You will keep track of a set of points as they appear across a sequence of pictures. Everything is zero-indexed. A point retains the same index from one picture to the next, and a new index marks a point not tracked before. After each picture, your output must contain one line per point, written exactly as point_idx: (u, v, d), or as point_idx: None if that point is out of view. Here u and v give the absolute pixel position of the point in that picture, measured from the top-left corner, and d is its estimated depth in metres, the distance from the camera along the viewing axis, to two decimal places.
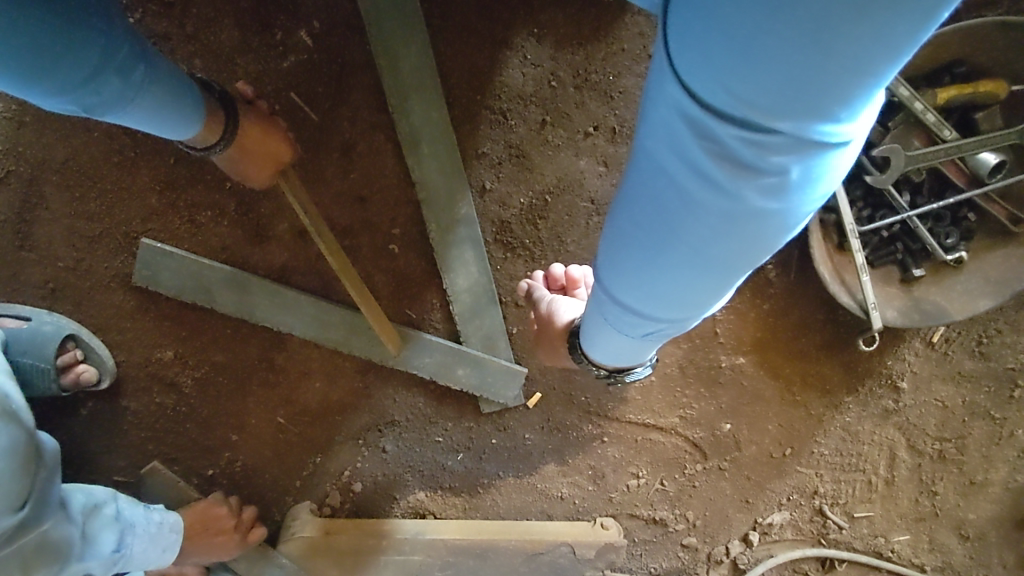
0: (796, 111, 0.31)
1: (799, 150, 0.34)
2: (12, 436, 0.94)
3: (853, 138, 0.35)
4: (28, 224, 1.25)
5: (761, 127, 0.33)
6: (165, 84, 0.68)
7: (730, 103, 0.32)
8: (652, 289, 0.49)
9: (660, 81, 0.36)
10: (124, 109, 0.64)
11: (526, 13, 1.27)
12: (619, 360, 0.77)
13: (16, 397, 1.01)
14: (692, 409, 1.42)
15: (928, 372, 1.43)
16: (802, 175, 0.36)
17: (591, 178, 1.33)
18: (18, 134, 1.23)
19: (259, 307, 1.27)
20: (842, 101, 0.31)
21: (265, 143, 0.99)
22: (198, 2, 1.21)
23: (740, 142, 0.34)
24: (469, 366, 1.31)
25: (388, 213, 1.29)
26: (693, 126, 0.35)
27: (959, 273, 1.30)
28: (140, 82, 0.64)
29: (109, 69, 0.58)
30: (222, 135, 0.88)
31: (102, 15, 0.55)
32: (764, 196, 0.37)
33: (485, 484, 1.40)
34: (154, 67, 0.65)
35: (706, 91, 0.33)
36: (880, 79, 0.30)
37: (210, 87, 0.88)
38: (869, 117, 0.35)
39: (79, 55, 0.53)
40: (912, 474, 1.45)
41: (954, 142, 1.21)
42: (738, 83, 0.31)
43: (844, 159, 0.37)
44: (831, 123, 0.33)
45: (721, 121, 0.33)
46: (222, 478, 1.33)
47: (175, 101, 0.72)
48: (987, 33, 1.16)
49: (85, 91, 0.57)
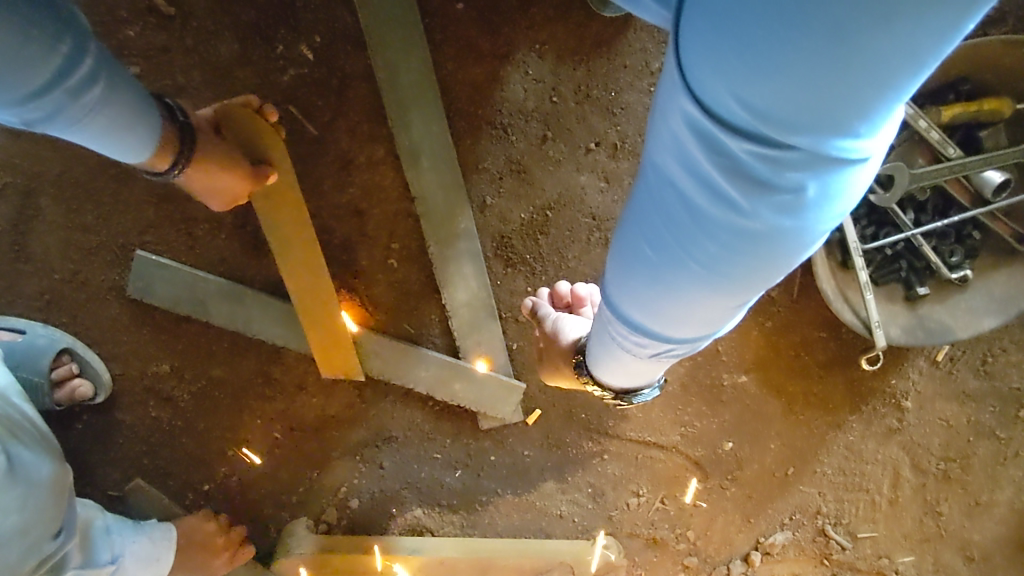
0: (812, 125, 0.31)
1: (815, 166, 0.33)
2: (26, 457, 0.96)
3: (870, 155, 0.35)
4: (24, 236, 1.23)
5: (776, 142, 0.32)
6: (125, 102, 0.66)
7: (742, 115, 0.32)
8: (659, 305, 0.48)
9: (671, 96, 0.35)
10: (68, 129, 0.61)
11: (527, 27, 1.26)
12: (628, 380, 0.76)
13: (28, 411, 1.03)
14: (694, 427, 1.40)
15: (933, 391, 1.41)
16: (817, 193, 0.35)
17: (592, 194, 1.32)
18: (14, 146, 1.21)
19: (255, 319, 1.27)
20: (861, 116, 0.30)
21: (230, 171, 0.98)
22: (198, 15, 1.21)
23: (753, 158, 0.33)
24: (467, 380, 1.30)
25: (387, 227, 1.28)
26: (703, 141, 0.34)
27: (963, 292, 1.28)
28: (93, 103, 0.60)
29: (60, 88, 0.55)
30: (178, 159, 0.84)
31: (68, 34, 0.53)
32: (780, 214, 0.36)
33: (483, 501, 1.38)
34: (115, 84, 0.62)
35: (720, 104, 0.32)
36: (902, 92, 0.30)
37: (175, 114, 0.83)
38: (886, 133, 0.34)
39: (28, 71, 0.50)
40: (916, 494, 1.43)
41: (958, 159, 1.19)
42: (752, 97, 0.30)
43: (860, 176, 0.36)
44: (848, 138, 0.32)
45: (732, 134, 0.32)
46: (217, 492, 1.32)
47: (133, 126, 0.69)
48: (994, 50, 1.15)
49: (24, 106, 0.54)
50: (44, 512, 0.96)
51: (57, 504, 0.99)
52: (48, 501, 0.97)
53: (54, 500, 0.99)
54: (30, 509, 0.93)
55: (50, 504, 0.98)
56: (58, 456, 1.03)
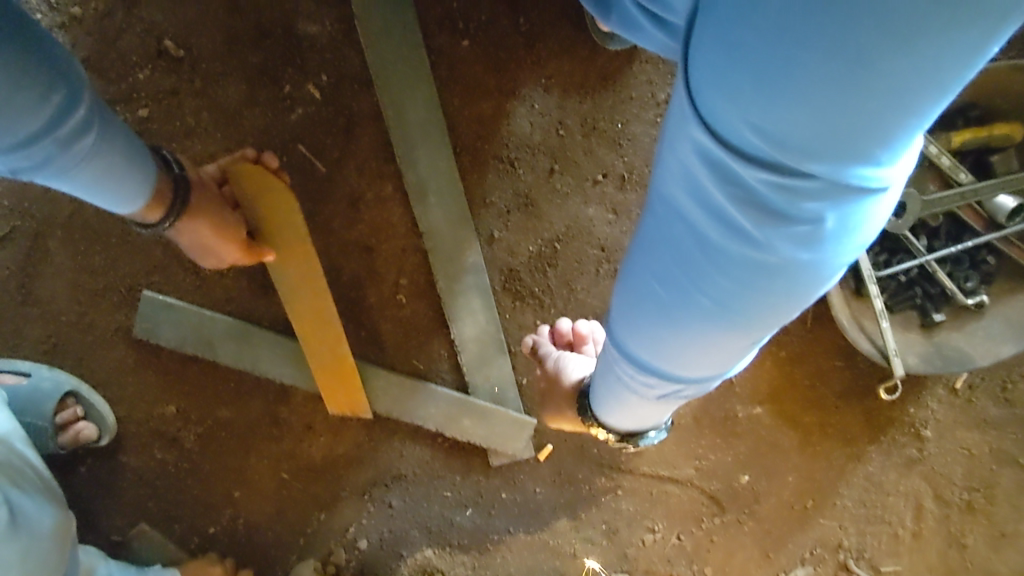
0: (830, 154, 0.29)
1: (833, 196, 0.32)
2: (27, 507, 0.94)
3: (890, 185, 0.33)
4: (32, 278, 1.23)
5: (793, 171, 0.31)
6: (116, 150, 0.65)
7: (757, 144, 0.30)
8: (670, 342, 0.47)
9: (681, 126, 0.35)
10: (60, 176, 0.61)
11: (532, 63, 1.27)
12: (636, 422, 0.74)
13: (33, 456, 1.02)
14: (709, 460, 1.37)
15: (952, 419, 1.38)
16: (836, 224, 0.34)
17: (600, 226, 1.32)
18: (24, 189, 1.22)
19: (262, 358, 1.26)
20: (882, 143, 0.29)
21: (225, 234, 0.97)
22: (207, 58, 1.22)
23: (769, 188, 0.32)
24: (477, 417, 1.28)
25: (395, 263, 1.27)
26: (716, 171, 0.33)
27: (979, 318, 1.25)
28: (85, 151, 0.60)
29: (50, 136, 0.54)
30: (167, 213, 0.84)
31: (60, 82, 0.53)
32: (798, 247, 0.35)
33: (494, 540, 1.34)
34: (106, 133, 0.62)
35: (733, 133, 0.31)
36: (924, 117, 0.28)
37: (171, 167, 0.86)
38: (907, 161, 0.33)
39: (20, 121, 0.50)
40: (940, 526, 1.39)
41: (969, 185, 1.18)
42: (767, 124, 0.29)
43: (880, 207, 0.35)
44: (869, 166, 0.31)
45: (747, 163, 0.31)
46: (222, 536, 1.29)
47: (126, 171, 0.69)
48: (1001, 77, 1.15)
49: (15, 155, 0.53)
50: (47, 563, 0.94)
51: (60, 552, 0.97)
52: (52, 551, 0.95)
53: (57, 550, 0.96)
54: (32, 561, 0.91)
55: (53, 555, 0.95)
56: (61, 503, 1.02)
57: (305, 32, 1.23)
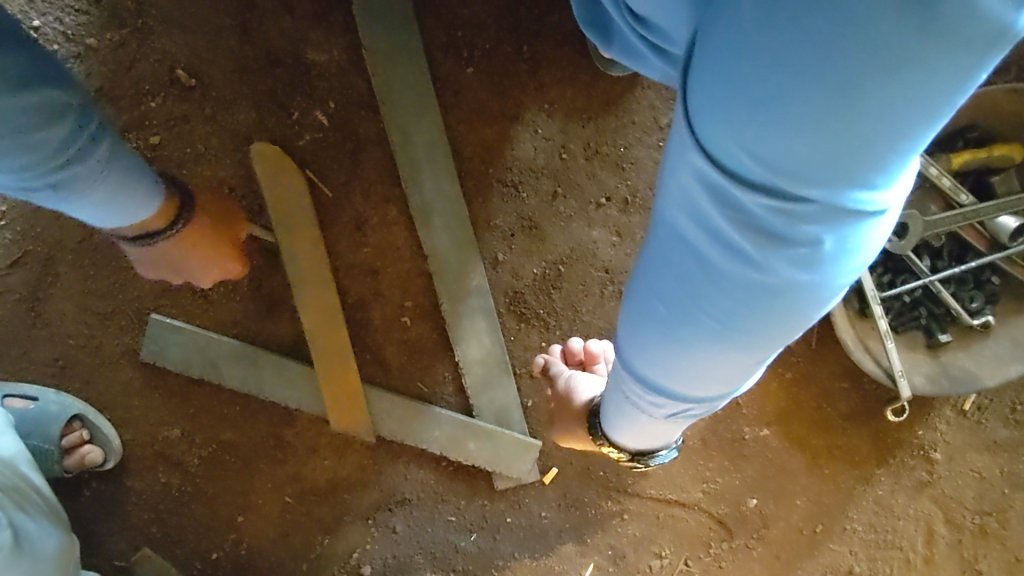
0: (827, 178, 0.30)
1: (831, 219, 0.32)
2: (31, 530, 0.94)
3: (887, 207, 0.34)
4: (41, 301, 1.24)
5: (791, 196, 0.31)
6: (123, 161, 0.67)
7: (755, 170, 0.31)
8: (674, 362, 0.47)
9: (680, 152, 0.35)
10: (84, 193, 0.64)
11: (536, 88, 1.29)
12: (644, 441, 0.74)
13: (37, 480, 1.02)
14: (716, 483, 1.36)
15: (962, 441, 1.36)
16: (834, 246, 0.35)
17: (604, 248, 1.32)
18: (37, 214, 1.23)
19: (267, 381, 1.26)
20: (877, 168, 0.30)
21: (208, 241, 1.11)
22: (217, 86, 1.25)
23: (768, 212, 0.32)
24: (481, 440, 1.28)
25: (400, 285, 1.28)
26: (714, 196, 0.33)
27: (986, 337, 1.25)
28: (101, 164, 0.63)
29: (71, 151, 0.57)
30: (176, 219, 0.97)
31: (70, 95, 0.56)
32: (797, 268, 0.36)
33: (500, 566, 1.32)
34: (116, 145, 0.65)
35: (731, 159, 0.31)
36: (918, 142, 0.29)
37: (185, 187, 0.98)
38: (903, 184, 0.34)
39: (46, 136, 0.53)
40: (953, 551, 1.37)
41: (970, 206, 1.19)
42: (765, 151, 0.30)
43: (877, 228, 0.36)
44: (865, 189, 0.31)
45: (746, 189, 0.32)
46: (225, 560, 1.28)
47: (130, 186, 0.70)
48: (999, 99, 1.17)
49: (46, 173, 0.56)
50: None
51: None
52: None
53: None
54: None
55: None
56: (65, 527, 1.01)
57: (313, 60, 1.25)
